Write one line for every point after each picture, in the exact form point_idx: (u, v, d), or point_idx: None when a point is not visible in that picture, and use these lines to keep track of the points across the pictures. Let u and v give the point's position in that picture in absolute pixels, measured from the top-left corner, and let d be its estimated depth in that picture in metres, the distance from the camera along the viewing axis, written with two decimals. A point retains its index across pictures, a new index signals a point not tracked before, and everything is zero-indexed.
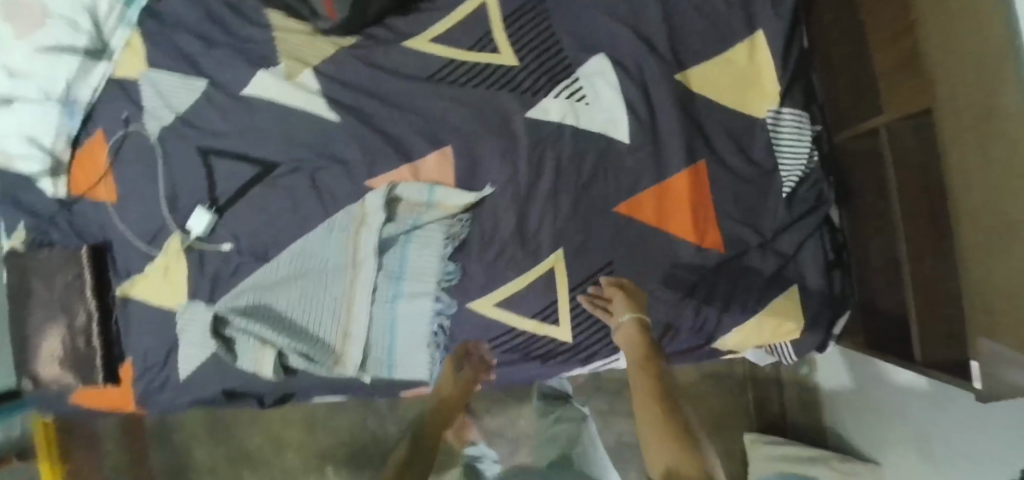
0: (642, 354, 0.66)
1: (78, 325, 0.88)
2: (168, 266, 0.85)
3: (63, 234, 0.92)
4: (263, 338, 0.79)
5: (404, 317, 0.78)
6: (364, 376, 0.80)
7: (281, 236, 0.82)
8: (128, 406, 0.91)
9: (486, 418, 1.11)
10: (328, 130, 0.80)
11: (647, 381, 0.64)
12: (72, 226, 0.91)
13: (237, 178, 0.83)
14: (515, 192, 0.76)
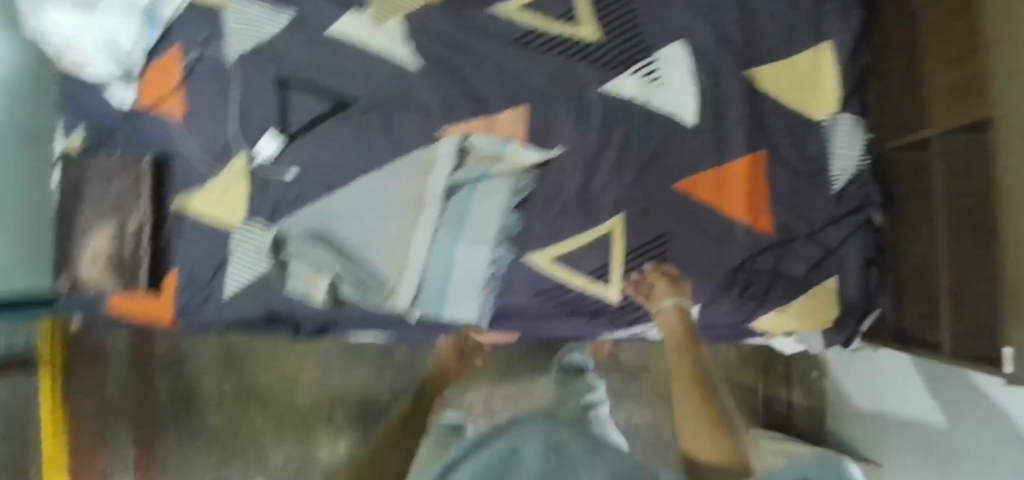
0: (680, 339, 0.71)
1: (127, 231, 0.88)
2: (229, 185, 0.85)
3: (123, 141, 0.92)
4: (318, 265, 0.81)
5: (460, 262, 0.80)
6: (413, 312, 0.83)
7: (342, 168, 0.82)
8: (162, 318, 0.90)
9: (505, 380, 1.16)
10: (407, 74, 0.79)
11: (688, 376, 0.67)
12: (132, 133, 0.91)
13: (309, 110, 0.82)
14: (582, 155, 0.79)
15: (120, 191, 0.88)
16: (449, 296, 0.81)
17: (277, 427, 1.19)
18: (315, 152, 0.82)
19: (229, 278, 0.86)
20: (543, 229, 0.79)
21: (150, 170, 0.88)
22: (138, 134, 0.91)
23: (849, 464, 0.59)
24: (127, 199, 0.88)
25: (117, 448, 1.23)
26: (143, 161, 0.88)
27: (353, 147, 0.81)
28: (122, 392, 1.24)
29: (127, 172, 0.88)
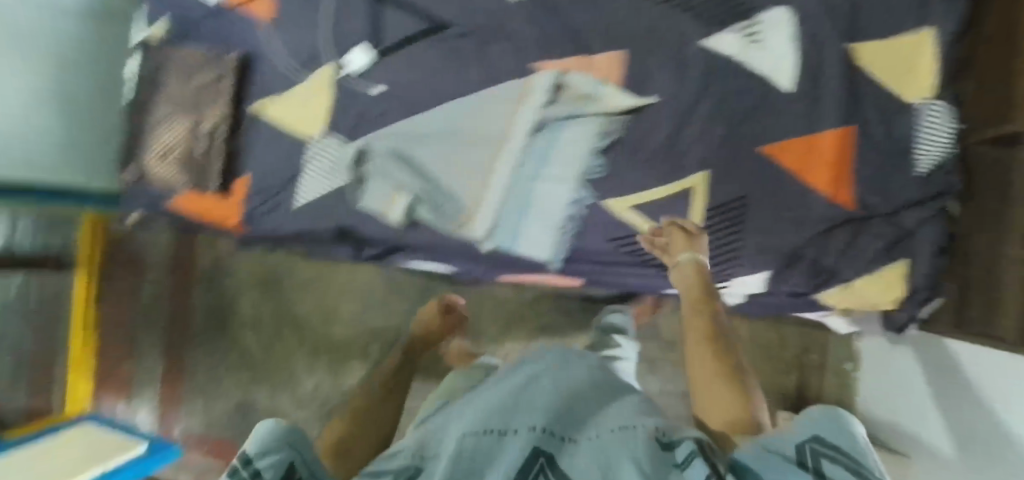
0: (698, 293, 0.71)
1: (202, 129, 0.85)
2: (311, 94, 0.85)
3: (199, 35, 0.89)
4: (397, 183, 0.81)
5: (542, 198, 0.80)
6: (486, 243, 0.83)
7: (433, 91, 0.82)
8: (228, 222, 0.89)
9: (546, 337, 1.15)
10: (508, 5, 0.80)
11: (700, 326, 0.67)
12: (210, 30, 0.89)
13: (407, 27, 0.82)
14: (676, 107, 0.79)
15: (195, 85, 0.85)
16: (525, 231, 0.81)
17: (310, 354, 1.19)
18: (405, 71, 0.83)
19: (301, 189, 0.84)
20: (628, 175, 0.79)
21: (232, 66, 0.85)
22: (217, 32, 0.88)
23: (855, 424, 0.47)
24: (202, 94, 0.85)
25: (148, 356, 1.24)
26: (225, 56, 0.85)
27: (444, 69, 0.82)
28: (156, 302, 1.23)
29: (204, 66, 0.85)
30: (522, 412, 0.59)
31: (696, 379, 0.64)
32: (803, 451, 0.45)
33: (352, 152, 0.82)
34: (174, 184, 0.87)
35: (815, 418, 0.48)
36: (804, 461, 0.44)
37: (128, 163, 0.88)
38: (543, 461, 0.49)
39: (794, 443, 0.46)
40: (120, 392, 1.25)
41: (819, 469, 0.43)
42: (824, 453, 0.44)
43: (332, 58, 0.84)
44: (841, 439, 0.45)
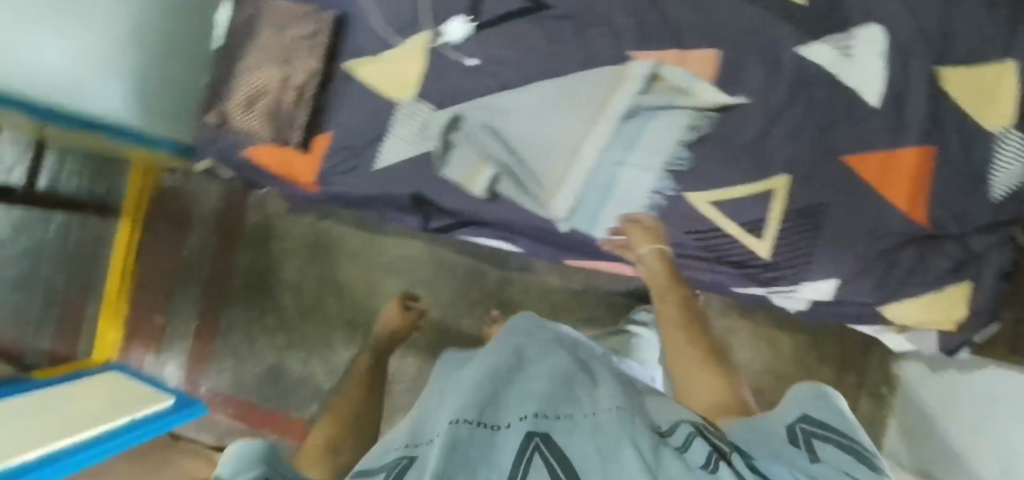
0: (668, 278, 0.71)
1: (292, 83, 0.85)
2: (402, 60, 0.85)
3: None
4: (483, 153, 0.82)
5: (624, 183, 0.81)
6: (564, 224, 0.83)
7: (527, 69, 0.83)
8: (303, 178, 0.89)
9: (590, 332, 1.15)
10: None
11: (675, 300, 0.68)
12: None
13: (508, 5, 0.84)
14: (765, 110, 0.81)
15: (290, 36, 0.85)
16: (604, 215, 0.82)
17: (349, 323, 1.18)
18: (500, 46, 0.83)
19: (384, 151, 0.85)
20: (712, 170, 0.81)
21: (330, 23, 0.85)
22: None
23: (837, 400, 0.50)
24: (296, 46, 0.85)
25: (183, 310, 1.22)
26: (326, 12, 0.85)
27: (540, 49, 0.83)
28: (199, 256, 1.22)
29: (302, 19, 0.85)
30: (507, 399, 0.55)
31: (672, 361, 0.63)
32: (793, 432, 0.47)
33: (440, 120, 0.83)
34: (256, 133, 0.87)
35: (798, 399, 0.51)
36: (796, 442, 0.46)
37: (213, 107, 0.88)
38: (537, 441, 0.46)
39: (785, 426, 0.48)
40: (150, 345, 1.23)
41: (812, 446, 0.45)
42: (815, 435, 0.46)
43: (430, 27, 0.85)
44: (832, 420, 0.48)
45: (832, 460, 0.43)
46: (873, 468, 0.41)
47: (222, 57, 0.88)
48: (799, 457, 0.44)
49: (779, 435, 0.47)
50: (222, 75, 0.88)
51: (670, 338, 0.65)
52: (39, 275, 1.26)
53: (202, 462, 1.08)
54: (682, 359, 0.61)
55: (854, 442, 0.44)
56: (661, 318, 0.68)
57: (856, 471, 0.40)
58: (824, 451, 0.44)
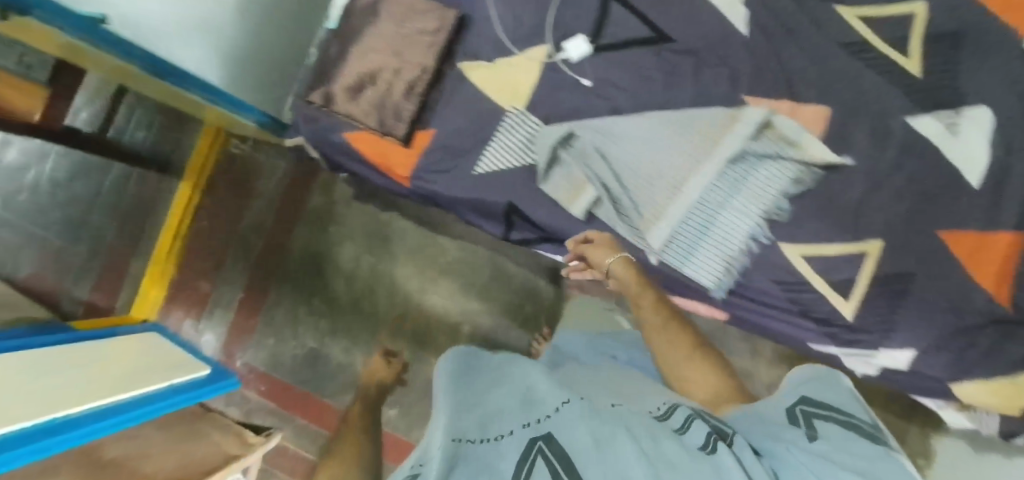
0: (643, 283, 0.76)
1: (403, 74, 0.85)
2: (515, 68, 0.85)
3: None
4: (587, 173, 0.82)
5: (721, 225, 0.81)
6: (655, 257, 0.83)
7: (641, 98, 0.84)
8: (396, 172, 0.88)
9: None
10: (734, 38, 0.83)
11: (655, 308, 0.74)
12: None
13: (630, 32, 0.84)
14: (867, 173, 0.81)
15: (411, 29, 0.85)
16: (697, 253, 0.81)
17: (397, 318, 1.18)
18: (617, 72, 0.84)
19: (484, 157, 0.84)
20: (811, 225, 0.81)
21: (451, 19, 0.85)
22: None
23: (838, 381, 0.57)
24: (416, 40, 0.86)
25: (231, 280, 1.20)
26: (447, 10, 0.85)
27: (655, 80, 0.84)
28: (257, 229, 1.21)
29: (424, 14, 0.86)
30: (501, 410, 0.58)
31: (667, 362, 0.70)
32: (795, 413, 0.53)
33: (543, 133, 0.82)
34: (359, 118, 0.85)
35: (794, 387, 0.57)
36: (797, 420, 0.51)
37: (318, 86, 0.86)
38: (541, 443, 0.49)
39: (786, 408, 0.54)
40: (190, 310, 1.20)
41: (813, 423, 0.51)
42: (815, 415, 0.52)
43: (549, 43, 0.85)
44: (830, 404, 0.54)
45: (827, 433, 0.48)
46: (875, 442, 0.47)
47: (336, 36, 0.88)
48: (798, 433, 0.49)
49: (783, 415, 0.53)
50: (332, 54, 0.87)
51: (659, 347, 0.71)
52: (89, 223, 1.24)
53: (233, 438, 1.05)
54: (673, 359, 0.69)
55: (849, 421, 0.50)
56: (644, 326, 0.74)
57: (851, 444, 0.46)
58: (824, 427, 0.50)
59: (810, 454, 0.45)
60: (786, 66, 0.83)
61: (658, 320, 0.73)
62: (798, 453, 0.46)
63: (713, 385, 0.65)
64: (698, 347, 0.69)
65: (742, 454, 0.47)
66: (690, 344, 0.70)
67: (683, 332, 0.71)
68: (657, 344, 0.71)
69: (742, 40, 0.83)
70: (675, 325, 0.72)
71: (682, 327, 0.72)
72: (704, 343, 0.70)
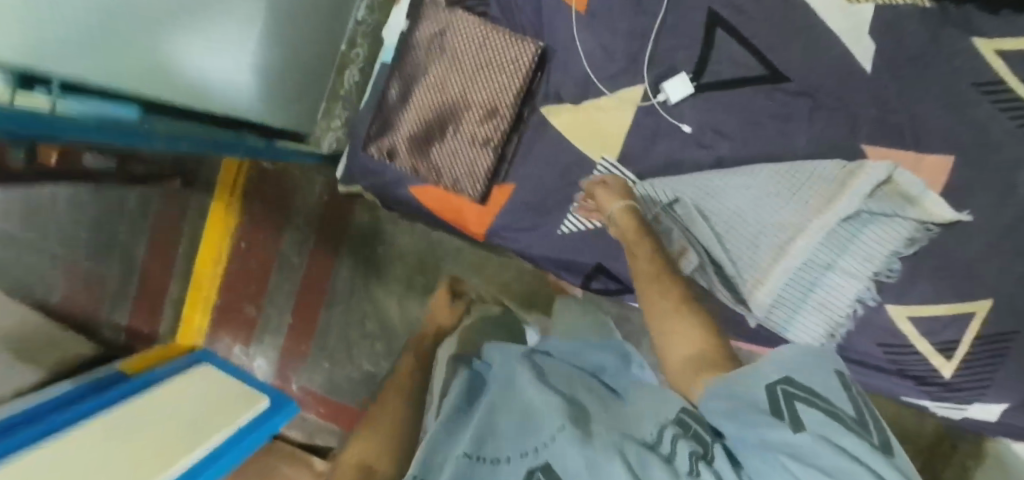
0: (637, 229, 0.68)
1: (472, 121, 0.75)
2: (604, 111, 0.76)
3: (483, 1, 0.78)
4: (688, 238, 0.74)
5: (829, 287, 0.76)
6: (754, 319, 0.78)
7: (745, 147, 0.76)
8: (472, 227, 0.81)
9: None
10: (854, 78, 0.72)
11: (650, 256, 0.66)
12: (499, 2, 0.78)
13: (737, 69, 0.74)
14: (991, 227, 0.72)
15: (484, 68, 0.74)
16: (801, 315, 0.77)
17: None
18: (722, 116, 0.75)
19: (572, 216, 0.77)
20: (924, 285, 0.77)
21: (530, 55, 0.73)
22: (507, 6, 0.77)
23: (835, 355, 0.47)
24: (491, 81, 0.74)
25: (279, 304, 1.15)
26: (525, 43, 0.73)
27: (765, 127, 0.75)
28: (297, 248, 1.13)
29: (499, 47, 0.73)
30: (505, 434, 0.56)
31: (654, 320, 0.60)
32: (778, 398, 0.44)
33: (640, 192, 0.76)
34: (429, 175, 0.78)
35: (770, 358, 0.47)
36: (782, 410, 0.43)
37: (386, 132, 0.78)
38: (539, 473, 0.48)
39: (767, 390, 0.45)
40: (238, 334, 1.17)
41: (799, 414, 0.42)
42: (798, 398, 0.43)
43: (645, 83, 0.75)
44: (815, 382, 0.44)
45: (818, 429, 0.40)
46: (872, 441, 0.39)
47: (396, 74, 0.77)
48: (783, 434, 0.41)
49: (764, 403, 0.44)
50: (393, 96, 0.78)
51: (647, 302, 0.62)
52: (117, 247, 1.17)
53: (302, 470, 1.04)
54: (660, 326, 0.59)
55: (836, 407, 0.41)
56: (635, 276, 0.65)
57: (846, 445, 0.38)
58: (811, 420, 0.41)
59: (803, 468, 0.38)
60: (914, 110, 0.72)
61: (651, 274, 0.64)
62: (789, 466, 0.38)
63: (698, 349, 0.55)
64: (685, 309, 0.59)
65: (723, 471, 0.42)
66: (676, 305, 0.59)
67: (671, 294, 0.61)
68: (646, 302, 0.62)
69: (868, 80, 0.72)
70: (668, 284, 0.62)
71: (676, 280, 0.63)
72: (694, 304, 0.60)
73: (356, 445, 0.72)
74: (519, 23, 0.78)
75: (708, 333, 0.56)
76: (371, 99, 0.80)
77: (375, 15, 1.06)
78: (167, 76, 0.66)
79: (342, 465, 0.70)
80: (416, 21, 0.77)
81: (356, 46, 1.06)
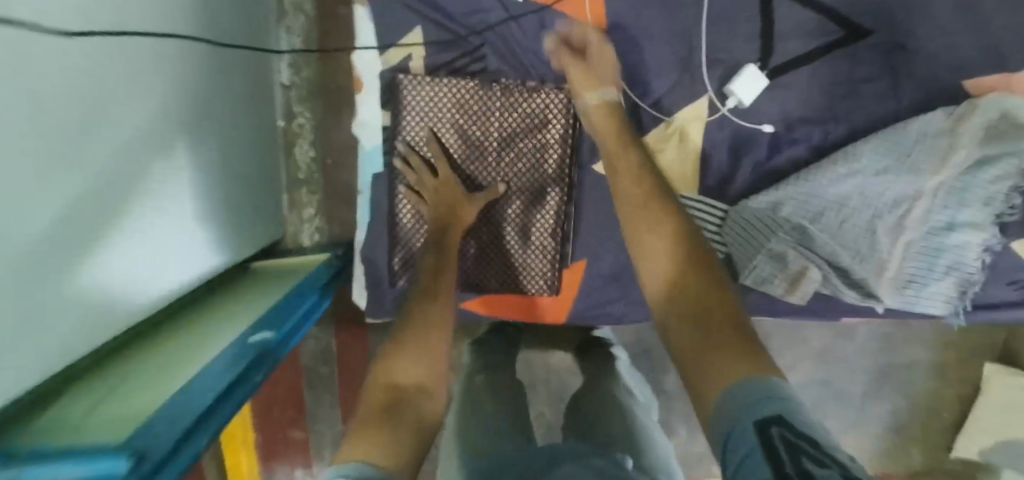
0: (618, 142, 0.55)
1: (512, 202, 0.64)
2: (662, 153, 0.62)
3: (472, 55, 0.61)
4: (807, 255, 0.62)
5: (953, 247, 0.66)
6: (881, 307, 0.68)
7: (834, 123, 0.63)
8: (548, 318, 0.68)
9: (811, 338, 1.05)
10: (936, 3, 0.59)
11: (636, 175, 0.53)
12: (494, 47, 0.61)
13: (804, 37, 0.60)
14: None
15: (506, 137, 0.62)
16: (929, 287, 0.67)
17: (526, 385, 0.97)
18: (803, 103, 0.62)
19: None
20: None
21: (556, 106, 0.61)
22: (505, 49, 0.61)
23: None
24: (521, 150, 0.62)
25: (325, 420, 0.98)
26: (543, 94, 0.61)
27: (858, 94, 0.62)
28: (319, 357, 0.96)
29: (514, 108, 0.61)
30: None
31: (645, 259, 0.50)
32: (771, 439, 0.32)
33: (738, 218, 0.62)
34: (486, 280, 0.66)
35: (773, 386, 0.36)
36: (780, 457, 0.31)
37: (415, 249, 0.65)
38: None
39: (754, 429, 0.34)
40: (293, 466, 1.01)
41: (803, 465, 0.30)
42: (798, 448, 0.32)
43: (709, 91, 0.61)
44: (815, 432, 0.33)
45: None
46: None
47: (400, 180, 0.63)
48: None
49: (748, 451, 0.33)
50: (402, 213, 0.64)
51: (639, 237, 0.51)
52: None
53: None
54: (653, 276, 0.49)
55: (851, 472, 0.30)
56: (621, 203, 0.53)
57: None
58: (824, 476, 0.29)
59: None
60: (1006, 24, 0.60)
61: (637, 206, 0.52)
62: None
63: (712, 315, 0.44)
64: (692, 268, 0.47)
65: None
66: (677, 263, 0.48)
67: (668, 236, 0.49)
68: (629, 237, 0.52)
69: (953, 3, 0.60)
70: (669, 221, 0.50)
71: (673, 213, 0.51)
72: (699, 254, 0.48)
73: (397, 358, 0.50)
74: (523, 68, 0.62)
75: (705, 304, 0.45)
76: (373, 216, 0.65)
77: (302, 72, 0.86)
78: (115, 279, 0.50)
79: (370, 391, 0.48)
80: (396, 107, 0.61)
81: (297, 115, 0.86)
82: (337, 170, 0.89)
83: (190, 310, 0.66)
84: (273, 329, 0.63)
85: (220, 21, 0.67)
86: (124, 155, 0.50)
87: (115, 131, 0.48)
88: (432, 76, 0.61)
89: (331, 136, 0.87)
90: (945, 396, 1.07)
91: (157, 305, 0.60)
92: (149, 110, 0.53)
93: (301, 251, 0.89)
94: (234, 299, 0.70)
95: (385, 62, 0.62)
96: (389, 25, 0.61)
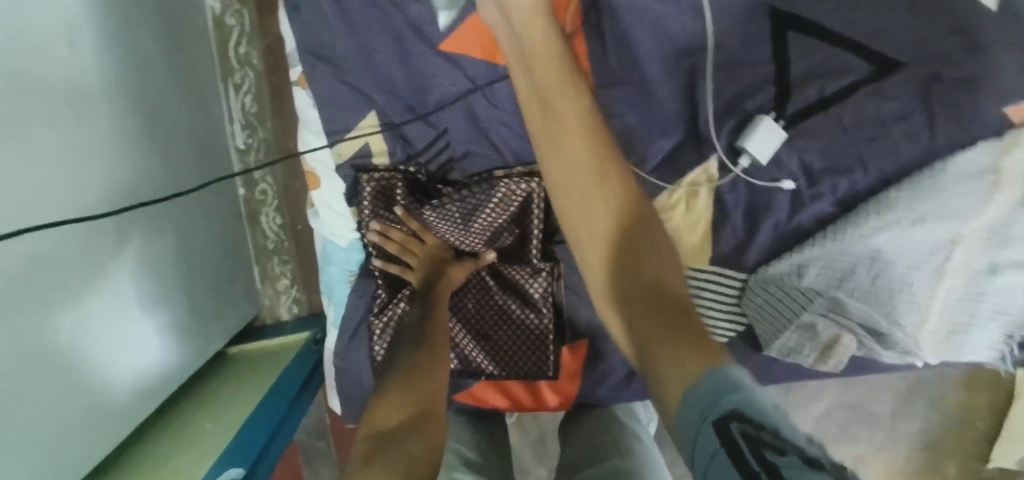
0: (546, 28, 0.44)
1: (503, 275, 0.60)
2: (668, 223, 0.57)
3: (437, 140, 0.58)
4: (838, 324, 0.56)
5: (996, 294, 0.58)
6: (923, 361, 0.61)
7: (860, 168, 0.55)
8: (553, 404, 0.62)
9: None
10: (960, 28, 0.52)
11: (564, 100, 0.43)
12: (460, 122, 0.57)
13: (811, 78, 0.55)
14: None
15: (466, 229, 0.57)
16: (972, 339, 0.60)
17: (536, 441, 0.89)
18: (824, 151, 0.55)
19: None
20: None
21: (519, 191, 0.56)
22: (471, 127, 0.57)
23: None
24: (488, 235, 0.58)
25: None
26: (499, 187, 0.55)
27: (886, 133, 0.55)
28: (313, 431, 0.87)
29: (470, 204, 0.56)
30: None
31: (575, 216, 0.41)
32: (728, 436, 0.24)
33: (760, 289, 0.56)
34: (483, 373, 0.60)
35: (728, 373, 0.28)
36: (743, 460, 0.23)
37: (386, 335, 0.58)
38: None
39: (711, 428, 0.26)
40: None
41: (767, 460, 0.22)
42: (758, 438, 0.23)
43: (717, 150, 0.55)
44: (774, 412, 0.25)
45: None
46: None
47: (378, 259, 0.59)
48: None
49: (709, 458, 0.24)
50: (385, 293, 0.59)
51: (561, 179, 0.42)
52: None
53: None
54: (585, 234, 0.41)
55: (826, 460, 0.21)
56: (540, 137, 0.44)
57: None
58: (791, 471, 0.21)
59: None
60: None
61: (564, 144, 0.42)
62: None
63: (655, 282, 0.36)
64: (628, 220, 0.39)
65: None
66: (613, 215, 0.40)
67: (602, 176, 0.41)
68: (554, 187, 0.43)
69: (990, 20, 0.52)
70: (603, 161, 0.41)
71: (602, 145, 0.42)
72: (636, 200, 0.40)
73: (381, 405, 0.46)
74: (491, 153, 0.58)
75: (650, 262, 0.37)
76: (346, 315, 0.61)
77: (258, 133, 0.78)
78: (39, 425, 0.42)
79: (364, 431, 0.45)
80: (358, 205, 0.59)
81: (259, 182, 0.79)
82: (308, 235, 0.82)
83: (152, 437, 0.58)
84: (247, 449, 0.54)
85: (164, 102, 0.61)
86: (35, 276, 0.41)
87: (22, 247, 0.40)
88: (393, 169, 0.58)
89: (300, 200, 0.81)
90: (977, 408, 1.00)
91: (116, 438, 0.53)
92: (68, 210, 0.45)
93: (280, 326, 0.82)
94: (201, 416, 0.62)
95: (337, 158, 0.59)
96: (345, 111, 0.57)
